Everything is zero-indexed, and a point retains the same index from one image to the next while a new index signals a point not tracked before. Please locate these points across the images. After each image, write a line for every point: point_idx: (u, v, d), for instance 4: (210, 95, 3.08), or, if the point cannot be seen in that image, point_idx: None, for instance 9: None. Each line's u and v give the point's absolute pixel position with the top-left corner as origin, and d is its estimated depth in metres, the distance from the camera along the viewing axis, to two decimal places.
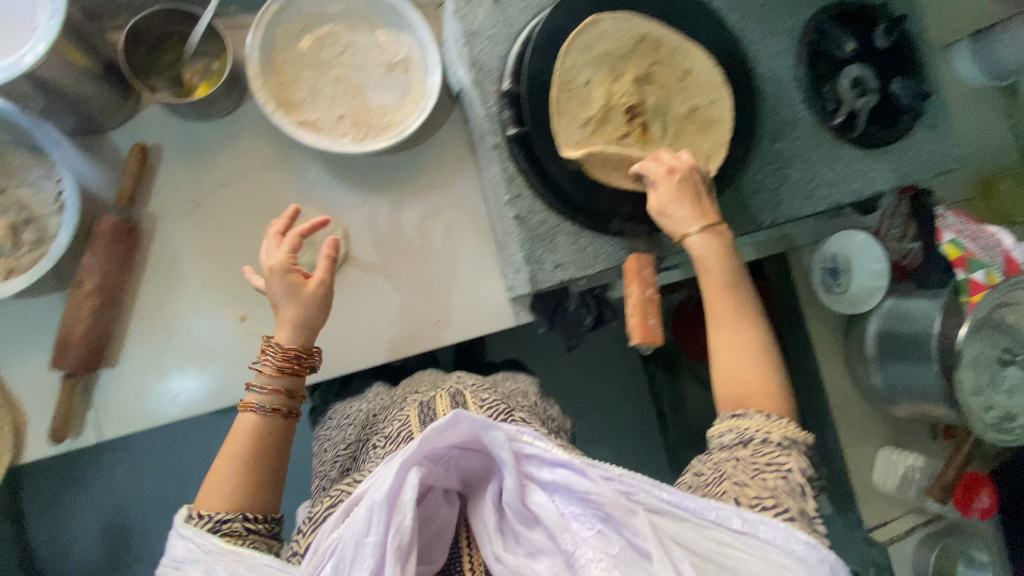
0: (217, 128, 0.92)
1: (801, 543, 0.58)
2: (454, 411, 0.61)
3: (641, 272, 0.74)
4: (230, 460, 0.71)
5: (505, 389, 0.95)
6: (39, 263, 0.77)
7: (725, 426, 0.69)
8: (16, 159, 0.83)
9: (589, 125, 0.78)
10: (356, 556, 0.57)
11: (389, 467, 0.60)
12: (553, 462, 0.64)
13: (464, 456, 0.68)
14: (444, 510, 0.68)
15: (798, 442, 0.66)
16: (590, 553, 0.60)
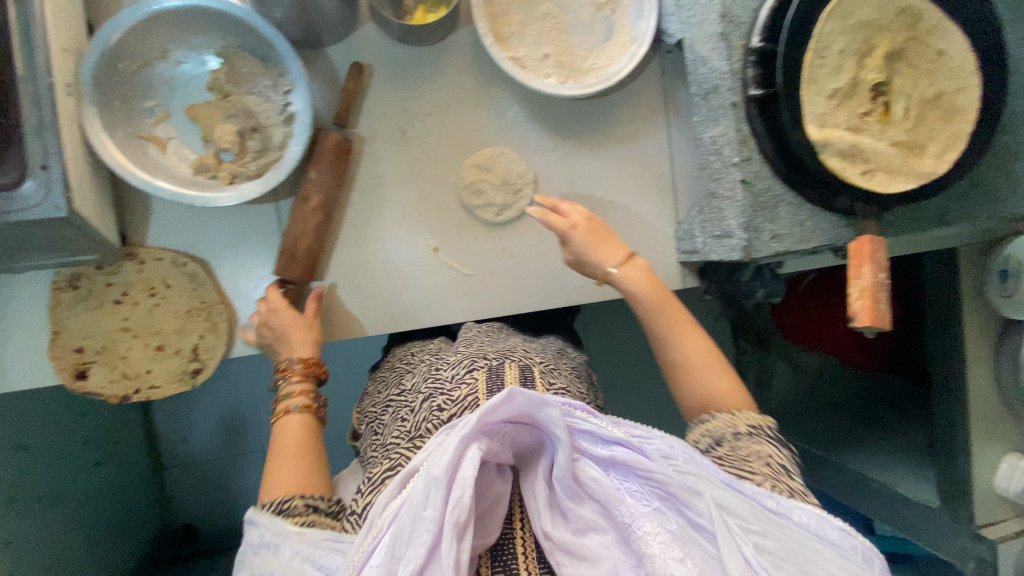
0: (425, 55, 0.91)
1: (834, 528, 0.56)
2: (510, 386, 0.53)
3: (874, 255, 0.73)
4: (295, 457, 0.68)
5: (566, 367, 0.85)
6: (272, 172, 0.82)
7: (701, 427, 0.72)
8: (245, 66, 0.83)
9: (835, 97, 0.75)
10: (416, 530, 0.50)
11: (450, 440, 0.53)
12: (611, 439, 0.60)
13: (516, 432, 0.58)
14: (496, 484, 0.58)
15: (765, 427, 0.69)
16: (647, 528, 0.53)
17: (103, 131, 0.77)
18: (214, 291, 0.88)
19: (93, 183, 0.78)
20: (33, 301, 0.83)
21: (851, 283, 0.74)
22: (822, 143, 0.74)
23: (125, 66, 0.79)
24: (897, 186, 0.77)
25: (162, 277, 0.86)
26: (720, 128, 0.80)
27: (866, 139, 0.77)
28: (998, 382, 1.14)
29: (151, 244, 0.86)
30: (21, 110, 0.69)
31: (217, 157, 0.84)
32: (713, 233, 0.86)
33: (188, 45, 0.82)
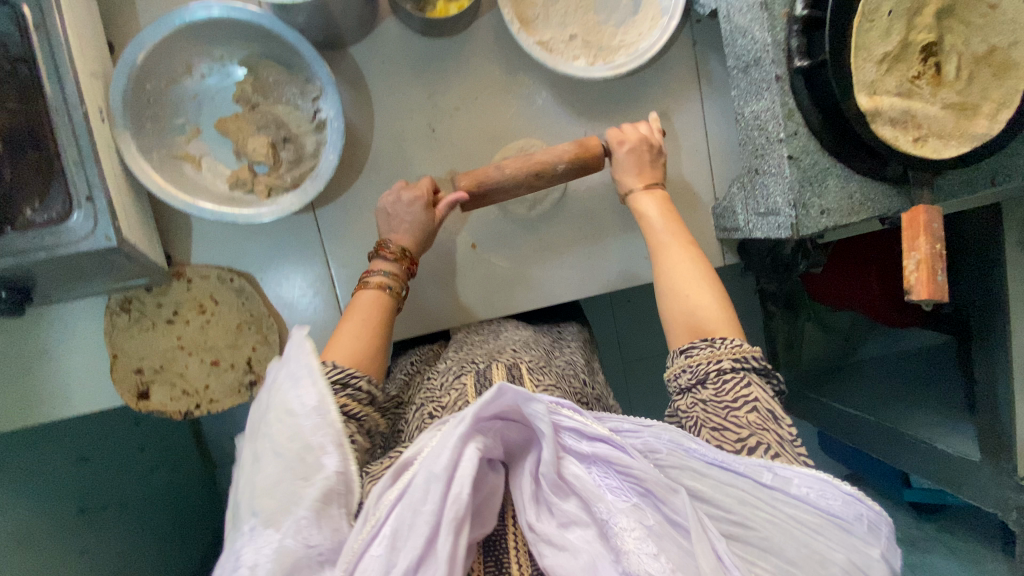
0: (449, 46, 0.88)
1: (838, 497, 0.52)
2: (499, 383, 0.51)
3: (929, 225, 0.72)
4: (358, 327, 0.73)
5: (560, 362, 0.87)
6: (311, 184, 0.82)
7: (684, 357, 0.68)
8: (271, 75, 0.82)
9: (884, 63, 0.72)
10: (413, 522, 0.47)
11: (445, 438, 0.51)
12: (594, 436, 0.56)
13: (506, 428, 0.56)
14: (490, 478, 0.55)
15: (751, 359, 0.65)
16: (625, 524, 0.49)
17: (139, 155, 0.76)
18: (263, 303, 0.89)
19: (135, 208, 0.78)
20: (89, 326, 0.85)
21: (906, 254, 0.73)
22: (873, 112, 0.72)
23: (152, 85, 0.78)
24: (950, 151, 0.75)
25: (210, 294, 0.87)
26: (763, 103, 0.78)
27: (917, 103, 0.74)
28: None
29: (195, 263, 0.87)
30: (60, 142, 0.69)
31: (252, 170, 0.83)
32: (758, 211, 0.85)
33: (211, 58, 0.81)
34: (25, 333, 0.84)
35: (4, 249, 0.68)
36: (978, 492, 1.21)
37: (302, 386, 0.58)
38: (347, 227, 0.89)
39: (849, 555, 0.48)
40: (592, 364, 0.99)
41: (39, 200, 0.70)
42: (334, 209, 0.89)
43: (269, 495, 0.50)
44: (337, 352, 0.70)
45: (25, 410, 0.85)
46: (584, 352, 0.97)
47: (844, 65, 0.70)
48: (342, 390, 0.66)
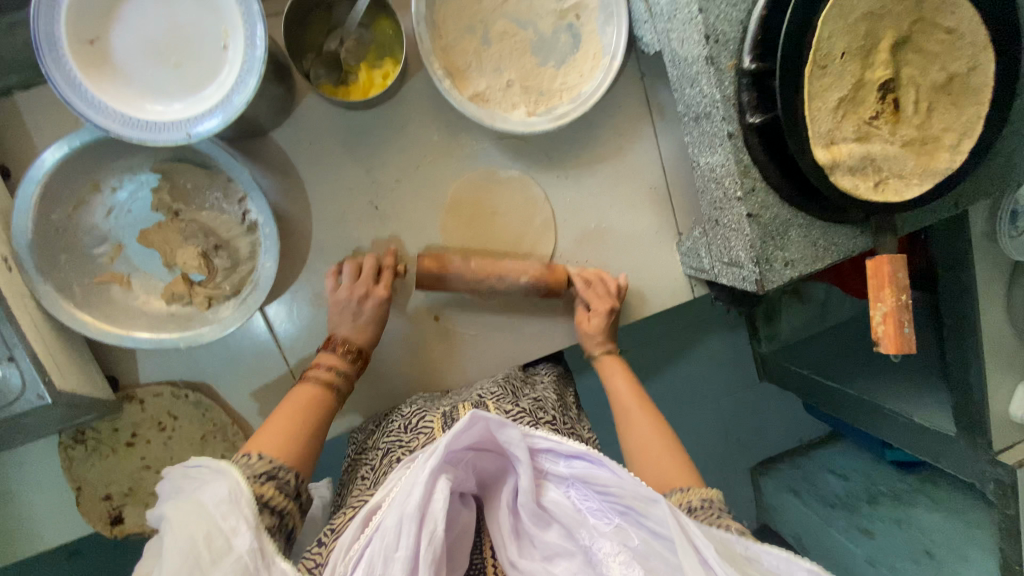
0: (380, 115, 0.81)
1: (804, 569, 0.52)
2: (472, 411, 0.60)
3: (894, 276, 0.70)
4: (287, 417, 0.69)
5: (527, 395, 0.84)
6: (250, 295, 0.76)
7: (652, 502, 0.65)
8: (187, 180, 0.75)
9: (840, 109, 0.68)
10: (387, 567, 0.53)
11: (422, 472, 0.58)
12: (570, 455, 0.64)
13: (480, 459, 0.66)
14: (463, 513, 0.64)
15: (716, 499, 0.62)
16: (608, 550, 0.59)
17: (58, 294, 0.70)
18: (223, 413, 0.84)
19: (66, 346, 0.73)
20: (46, 463, 0.81)
21: (872, 305, 0.71)
22: (831, 164, 0.68)
23: (59, 213, 0.71)
24: (913, 191, 0.72)
25: (166, 411, 0.83)
26: (718, 157, 0.74)
27: (876, 145, 0.70)
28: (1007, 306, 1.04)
29: (145, 382, 0.82)
30: None
31: (187, 281, 0.77)
32: (721, 260, 0.82)
33: (119, 171, 0.74)
34: None
35: None
36: (957, 463, 1.16)
37: (209, 482, 0.56)
38: (299, 322, 0.85)
39: None
40: (567, 401, 0.92)
41: None
42: (281, 306, 0.84)
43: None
44: (262, 441, 0.66)
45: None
46: (556, 389, 0.93)
47: (799, 122, 0.66)
48: (262, 481, 0.60)
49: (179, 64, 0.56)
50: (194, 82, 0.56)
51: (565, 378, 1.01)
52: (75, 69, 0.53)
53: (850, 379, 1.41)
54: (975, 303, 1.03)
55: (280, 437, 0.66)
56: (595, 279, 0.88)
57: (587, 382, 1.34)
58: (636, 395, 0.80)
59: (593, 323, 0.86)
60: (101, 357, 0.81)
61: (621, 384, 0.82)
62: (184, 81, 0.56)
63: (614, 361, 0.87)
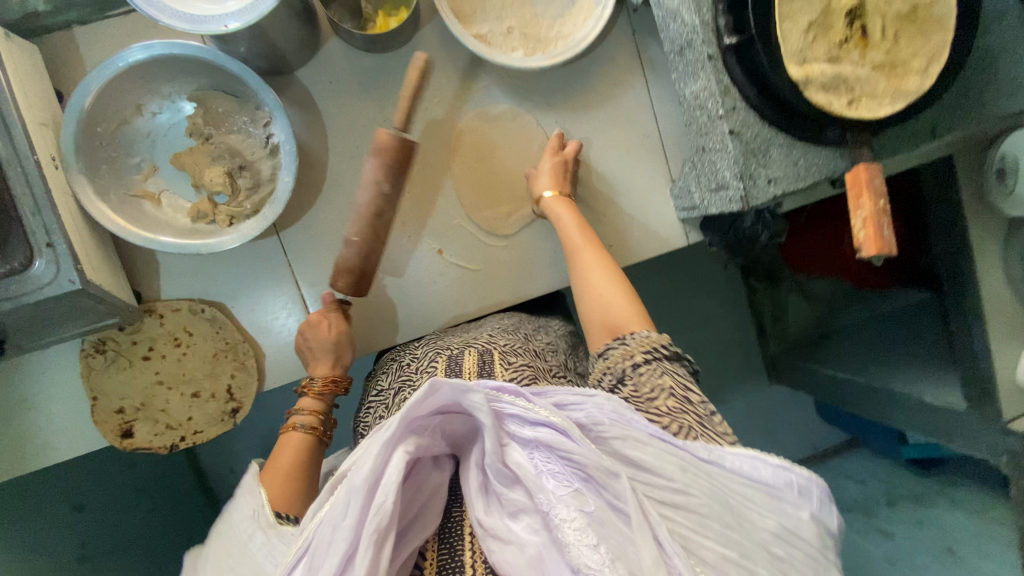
0: (395, 59, 0.90)
1: (769, 467, 0.55)
2: (427, 380, 0.52)
3: (871, 183, 0.74)
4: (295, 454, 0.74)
5: (538, 343, 0.89)
6: (268, 208, 0.82)
7: (601, 362, 0.73)
8: (220, 106, 0.84)
9: (810, 31, 0.74)
10: (334, 538, 0.48)
11: (374, 443, 0.51)
12: (536, 421, 0.56)
13: (448, 422, 0.57)
14: (433, 477, 0.58)
15: (663, 347, 0.69)
16: (564, 515, 0.50)
17: (96, 196, 0.77)
18: (236, 331, 0.89)
19: (99, 247, 0.79)
20: (67, 373, 0.86)
21: (853, 213, 0.74)
22: (806, 79, 0.73)
23: (105, 127, 0.80)
24: (885, 109, 0.76)
25: (184, 326, 0.88)
26: (701, 82, 0.80)
27: (847, 67, 0.76)
28: (1006, 269, 1.03)
29: (167, 297, 0.88)
30: (15, 194, 0.70)
31: (212, 201, 0.84)
32: (709, 188, 0.87)
33: (160, 97, 0.83)
34: (6, 386, 0.85)
35: None
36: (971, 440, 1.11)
37: (240, 507, 0.62)
38: (314, 248, 0.91)
39: (780, 520, 0.52)
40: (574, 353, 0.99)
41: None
42: (298, 231, 0.90)
43: None
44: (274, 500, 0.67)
45: (12, 461, 0.85)
46: (566, 341, 0.99)
47: (771, 37, 0.72)
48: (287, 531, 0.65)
49: None
50: None
51: (577, 339, 1.06)
52: None
53: (857, 368, 1.42)
54: (970, 262, 1.03)
55: (288, 490, 0.69)
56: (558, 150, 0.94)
57: None
58: (581, 233, 0.87)
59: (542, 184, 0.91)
60: (129, 271, 0.87)
61: (568, 220, 0.88)
62: None
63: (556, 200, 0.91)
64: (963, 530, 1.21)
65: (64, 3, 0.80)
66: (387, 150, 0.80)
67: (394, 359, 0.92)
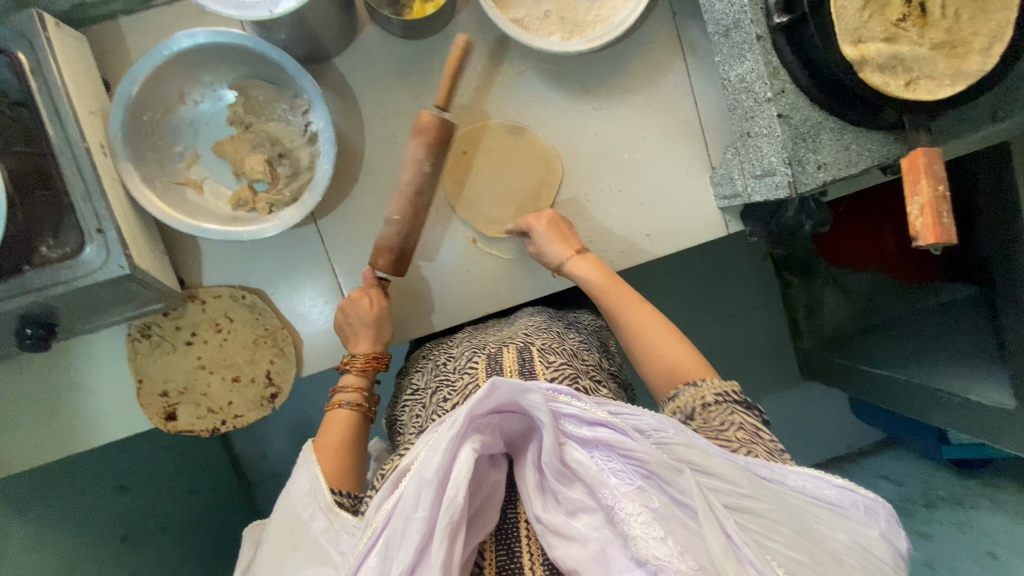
0: (431, 45, 0.90)
1: (833, 487, 0.56)
2: (490, 378, 0.54)
3: (930, 168, 0.70)
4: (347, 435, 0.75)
5: (572, 341, 0.88)
6: (308, 195, 0.83)
7: (670, 403, 0.72)
8: (260, 94, 0.84)
9: (865, 9, 0.71)
10: (407, 529, 0.51)
11: (441, 441, 0.54)
12: (594, 421, 0.57)
13: (505, 421, 0.59)
14: (491, 474, 0.59)
15: (731, 393, 0.68)
16: (630, 509, 0.51)
17: (143, 184, 0.79)
18: (275, 318, 0.90)
19: (145, 234, 0.81)
20: (114, 357, 0.89)
21: (909, 200, 0.72)
22: (860, 59, 0.70)
23: (150, 115, 0.81)
24: (943, 91, 0.73)
25: (224, 312, 0.89)
26: (747, 64, 0.77)
27: (905, 47, 0.73)
28: None
29: (208, 284, 0.89)
30: (67, 181, 0.72)
31: (252, 189, 0.86)
32: (754, 174, 0.84)
33: (202, 85, 0.84)
34: (57, 367, 0.88)
35: (26, 287, 0.71)
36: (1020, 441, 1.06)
37: (300, 478, 0.67)
38: (349, 235, 0.91)
39: (848, 535, 0.52)
40: (606, 345, 0.98)
41: (53, 237, 0.73)
42: (335, 218, 0.91)
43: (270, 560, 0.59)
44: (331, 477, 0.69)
45: (63, 440, 0.89)
46: (596, 337, 0.97)
47: (825, 16, 0.69)
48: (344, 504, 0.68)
49: None
50: None
51: (604, 329, 1.04)
52: None
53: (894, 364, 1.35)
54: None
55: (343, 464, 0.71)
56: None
57: None
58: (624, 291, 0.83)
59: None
60: (172, 257, 0.89)
61: (590, 270, 0.86)
62: None
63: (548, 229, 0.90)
64: (1007, 534, 1.16)
65: None
66: (430, 130, 0.82)
67: (430, 356, 0.92)
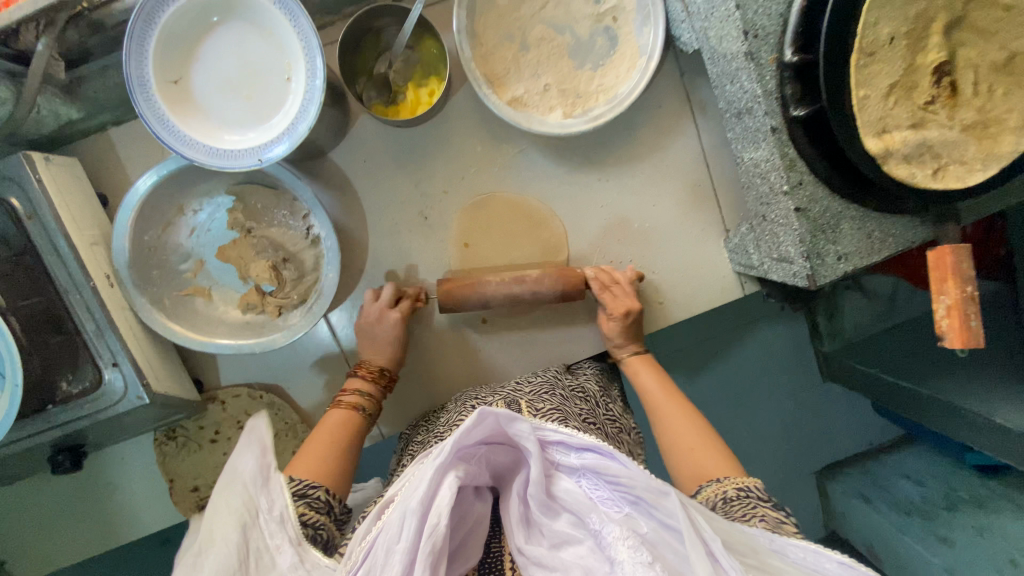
0: (428, 130, 0.87)
1: (833, 561, 0.49)
2: (479, 407, 0.57)
3: (957, 267, 0.66)
4: (326, 445, 0.72)
5: (566, 387, 0.85)
6: (315, 304, 0.82)
7: (713, 487, 0.64)
8: (258, 200, 0.83)
9: (891, 95, 0.65)
10: (388, 563, 0.51)
11: (427, 470, 0.55)
12: (581, 447, 0.60)
13: (491, 452, 0.61)
14: (476, 507, 0.60)
15: (754, 488, 0.61)
16: (617, 533, 0.53)
17: (151, 305, 0.79)
18: (294, 412, 0.91)
19: (158, 350, 0.82)
20: (143, 459, 0.91)
21: (934, 298, 0.68)
22: (884, 153, 0.65)
23: (151, 234, 0.81)
24: (976, 177, 0.67)
25: (244, 410, 0.91)
26: (762, 152, 0.74)
27: (932, 131, 0.67)
28: None
29: (226, 384, 0.91)
30: (77, 319, 0.73)
31: (259, 292, 0.84)
32: (771, 255, 0.81)
33: (199, 195, 0.83)
34: (87, 470, 0.91)
35: (48, 423, 0.73)
36: None
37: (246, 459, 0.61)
38: None
39: None
40: (609, 392, 0.91)
41: (72, 371, 0.74)
42: (344, 312, 0.90)
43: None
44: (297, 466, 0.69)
45: (98, 538, 0.92)
46: (597, 382, 0.90)
47: (846, 114, 0.64)
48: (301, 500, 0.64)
49: (250, 97, 0.63)
50: (263, 113, 0.62)
51: (609, 372, 0.98)
52: (162, 107, 0.61)
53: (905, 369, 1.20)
54: None
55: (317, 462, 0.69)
56: (606, 275, 0.87)
57: (638, 388, 1.30)
58: (666, 391, 0.79)
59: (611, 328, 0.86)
60: (189, 362, 0.90)
61: (650, 380, 0.81)
62: (252, 114, 0.62)
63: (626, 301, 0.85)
64: None
65: (95, 107, 0.80)
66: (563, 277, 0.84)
67: (432, 413, 0.90)
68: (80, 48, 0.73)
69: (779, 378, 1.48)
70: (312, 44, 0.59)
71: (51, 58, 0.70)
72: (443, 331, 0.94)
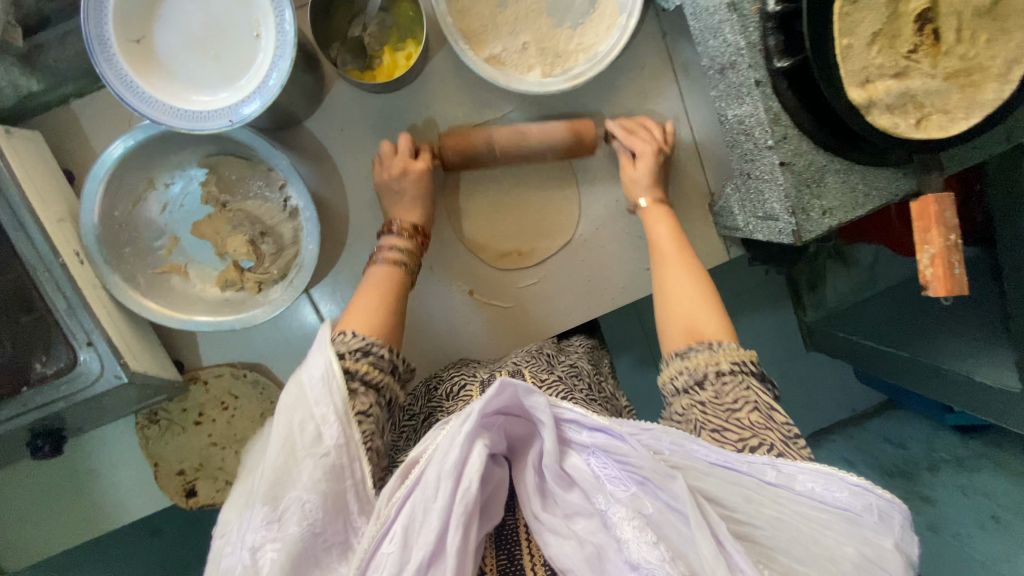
0: (407, 96, 0.85)
1: (844, 489, 0.51)
2: (501, 377, 0.55)
3: (941, 216, 0.67)
4: (378, 298, 0.70)
5: (562, 364, 0.83)
6: (295, 278, 0.79)
7: (677, 361, 0.65)
8: (232, 172, 0.81)
9: (875, 43, 0.64)
10: (425, 515, 0.50)
11: (455, 436, 0.53)
12: (594, 426, 0.58)
13: (509, 422, 0.60)
14: (497, 472, 0.59)
15: (749, 362, 0.62)
16: (623, 514, 0.52)
17: (125, 284, 0.76)
18: (280, 391, 0.89)
19: (134, 330, 0.79)
20: (125, 444, 0.89)
21: (919, 248, 0.68)
22: (867, 103, 0.65)
23: (120, 210, 0.78)
24: (959, 126, 0.66)
25: (228, 390, 0.89)
26: (747, 107, 0.73)
27: (915, 81, 0.66)
28: None
29: (207, 364, 0.89)
30: (47, 297, 0.70)
31: (238, 268, 0.82)
32: (756, 214, 0.81)
33: (170, 168, 0.80)
34: (67, 458, 0.88)
35: (24, 406, 0.70)
36: None
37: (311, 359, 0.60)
38: (343, 302, 0.88)
39: (859, 546, 0.48)
40: (600, 369, 0.91)
41: (45, 352, 0.71)
42: (325, 287, 0.88)
43: (271, 468, 0.52)
44: (353, 320, 0.67)
45: (80, 527, 0.89)
46: (590, 359, 0.91)
47: (830, 62, 0.64)
48: (355, 356, 0.62)
49: (218, 57, 0.60)
50: (233, 74, 0.60)
51: (600, 351, 0.99)
52: (125, 67, 0.58)
53: (875, 328, 1.21)
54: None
55: (368, 314, 0.68)
56: (633, 128, 0.86)
57: (626, 359, 1.30)
58: (678, 245, 0.77)
59: (644, 167, 0.82)
60: (168, 343, 0.88)
61: (664, 230, 0.79)
62: (223, 75, 0.60)
63: (660, 206, 0.83)
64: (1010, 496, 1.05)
65: (56, 78, 0.76)
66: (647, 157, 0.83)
67: (417, 394, 0.88)
68: (39, 15, 0.72)
69: (764, 344, 1.49)
70: (282, 1, 0.57)
71: (8, 22, 0.70)
72: (431, 304, 0.92)
